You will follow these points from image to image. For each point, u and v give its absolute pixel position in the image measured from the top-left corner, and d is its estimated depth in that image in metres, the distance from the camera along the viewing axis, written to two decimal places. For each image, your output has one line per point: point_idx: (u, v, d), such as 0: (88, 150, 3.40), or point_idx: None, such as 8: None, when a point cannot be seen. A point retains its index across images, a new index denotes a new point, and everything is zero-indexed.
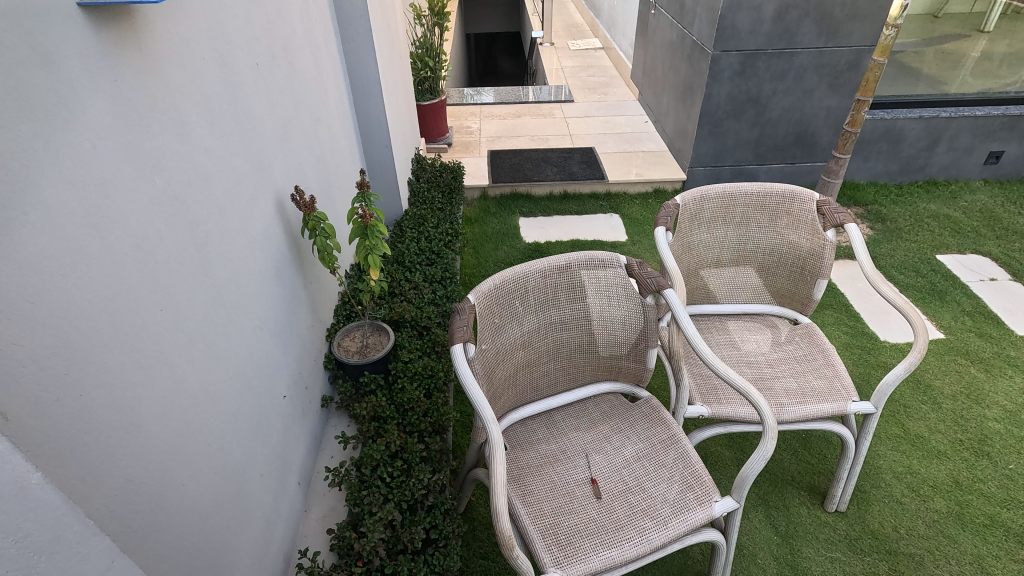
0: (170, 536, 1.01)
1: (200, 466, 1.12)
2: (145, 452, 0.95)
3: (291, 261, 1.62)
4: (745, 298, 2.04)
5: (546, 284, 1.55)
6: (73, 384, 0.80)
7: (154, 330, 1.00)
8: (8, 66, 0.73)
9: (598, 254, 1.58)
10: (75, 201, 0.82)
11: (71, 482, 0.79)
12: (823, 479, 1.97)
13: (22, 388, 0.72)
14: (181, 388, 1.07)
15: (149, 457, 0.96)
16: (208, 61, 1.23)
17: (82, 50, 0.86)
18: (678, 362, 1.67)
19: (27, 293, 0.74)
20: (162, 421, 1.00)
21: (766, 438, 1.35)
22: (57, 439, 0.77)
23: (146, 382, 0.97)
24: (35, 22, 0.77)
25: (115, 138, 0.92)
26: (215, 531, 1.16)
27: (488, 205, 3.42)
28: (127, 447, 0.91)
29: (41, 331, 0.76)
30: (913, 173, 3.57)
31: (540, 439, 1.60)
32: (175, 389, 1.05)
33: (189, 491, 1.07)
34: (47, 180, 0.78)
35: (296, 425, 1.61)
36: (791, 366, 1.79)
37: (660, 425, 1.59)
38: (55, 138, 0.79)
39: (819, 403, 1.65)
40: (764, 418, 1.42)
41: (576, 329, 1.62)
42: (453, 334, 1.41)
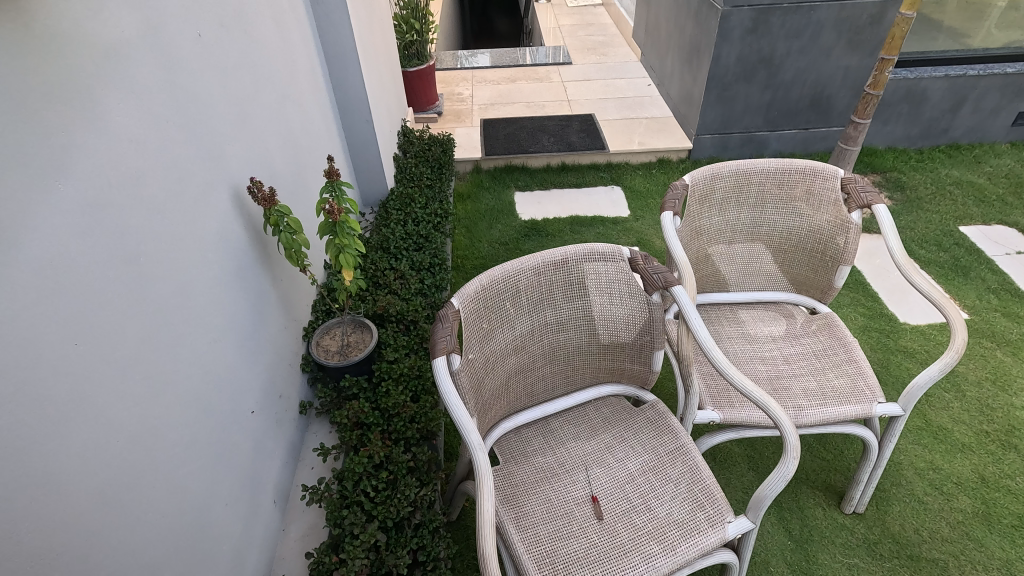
0: None
1: (145, 512, 0.98)
2: (65, 514, 0.81)
3: (256, 260, 1.44)
4: (759, 286, 1.88)
5: (539, 282, 1.38)
6: None
7: (69, 367, 0.84)
8: None
9: (598, 246, 1.41)
10: None
11: None
12: (839, 478, 1.85)
13: None
14: (112, 430, 0.92)
15: (73, 517, 0.82)
16: (131, 34, 1.03)
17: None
18: (687, 366, 1.47)
19: None
20: (88, 473, 0.86)
21: (787, 458, 1.20)
22: None
23: (63, 431, 0.82)
24: None
25: None
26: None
27: (482, 179, 3.21)
28: (39, 514, 0.77)
29: None
30: (934, 136, 3.34)
31: (536, 451, 1.46)
32: (105, 432, 0.90)
33: (131, 543, 0.94)
34: None
35: (269, 439, 1.47)
36: (810, 363, 1.64)
37: (667, 434, 1.46)
38: None
39: (842, 405, 1.51)
40: (783, 434, 1.26)
41: (574, 330, 1.47)
42: (434, 345, 1.25)
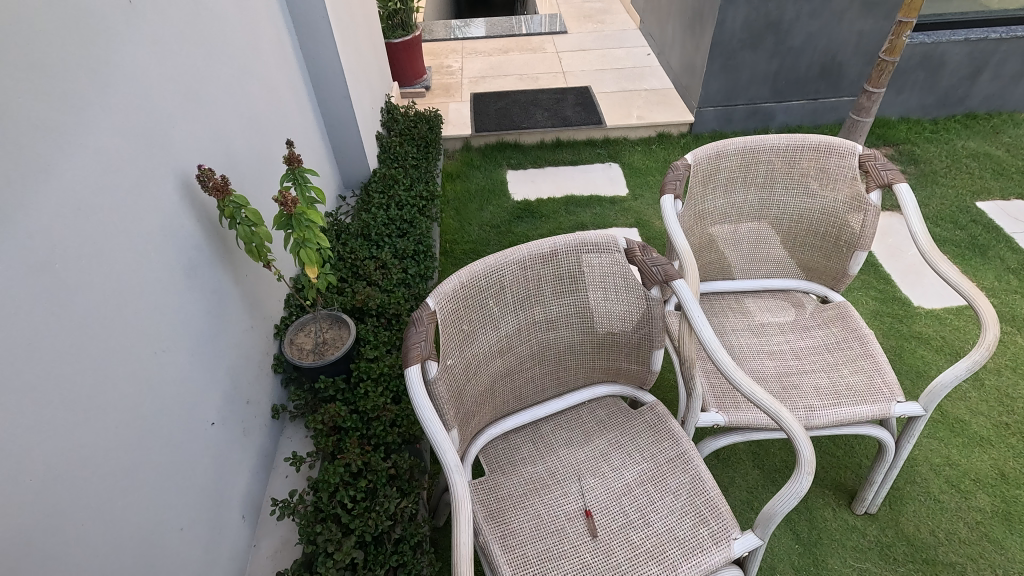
0: None
1: (74, 552, 0.86)
2: None
3: (212, 255, 1.31)
4: (766, 273, 1.74)
5: (525, 276, 1.25)
6: None
7: None
8: None
9: (591, 236, 1.27)
10: None
11: None
12: (850, 476, 1.74)
13: None
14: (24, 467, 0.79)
15: None
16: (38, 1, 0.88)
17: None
18: (691, 369, 1.33)
19: None
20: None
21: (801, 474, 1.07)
22: None
23: None
24: None
25: None
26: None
27: (472, 158, 3.05)
28: None
29: None
30: (950, 106, 3.16)
31: (525, 460, 1.35)
32: (15, 468, 0.78)
33: None
34: None
35: (234, 450, 1.35)
36: (822, 357, 1.52)
37: (666, 440, 1.34)
38: None
39: (857, 405, 1.39)
40: (797, 445, 1.11)
41: (565, 328, 1.34)
42: (407, 352, 1.12)
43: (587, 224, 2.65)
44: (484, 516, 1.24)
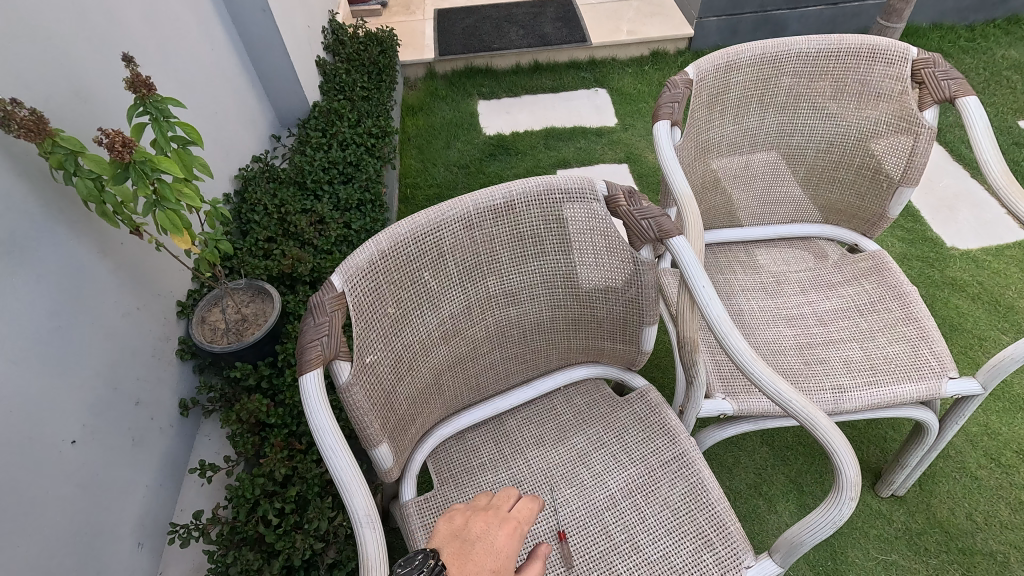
0: None
1: None
2: None
3: (50, 222, 0.97)
4: (783, 217, 1.42)
5: (472, 239, 0.94)
6: None
7: None
8: None
9: (559, 180, 0.95)
10: None
11: None
12: (874, 452, 1.50)
13: None
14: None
15: None
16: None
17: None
18: (691, 353, 1.00)
19: None
20: None
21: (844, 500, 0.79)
22: None
23: None
24: None
25: None
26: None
27: (437, 86, 2.63)
28: None
29: None
30: (990, 8, 2.73)
31: (484, 466, 1.08)
32: None
33: None
34: None
35: (117, 467, 1.07)
36: (852, 323, 1.23)
37: (661, 437, 1.07)
38: None
39: (898, 384, 1.11)
40: (835, 456, 0.80)
41: (530, 301, 1.03)
42: (303, 353, 0.80)
43: (570, 161, 2.29)
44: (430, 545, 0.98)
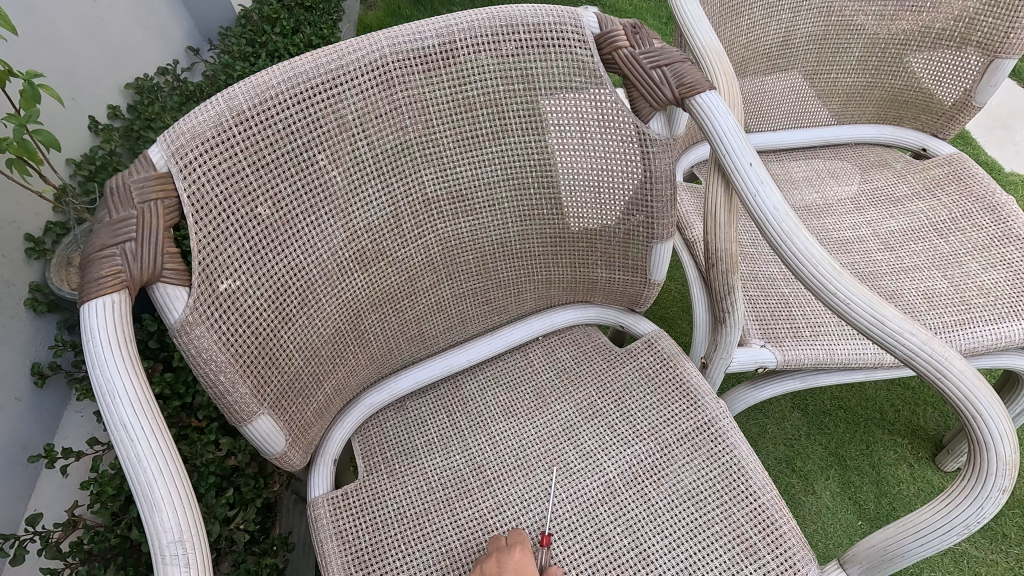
0: None
1: None
2: None
3: None
4: (826, 116, 1.10)
5: (392, 103, 0.61)
6: None
7: None
8: None
9: (525, 11, 0.61)
10: None
11: None
12: (931, 417, 1.22)
13: None
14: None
15: None
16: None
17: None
18: (725, 277, 0.69)
19: None
20: None
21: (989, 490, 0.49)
22: None
23: None
24: None
25: None
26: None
27: (400, 4, 2.26)
28: None
29: None
30: None
31: (431, 447, 0.77)
32: None
33: None
34: None
35: None
36: (928, 245, 0.92)
37: (677, 399, 0.77)
38: None
39: (1001, 322, 0.81)
40: (977, 421, 0.49)
41: (491, 210, 0.71)
42: (88, 269, 0.47)
43: None
44: (347, 563, 0.67)
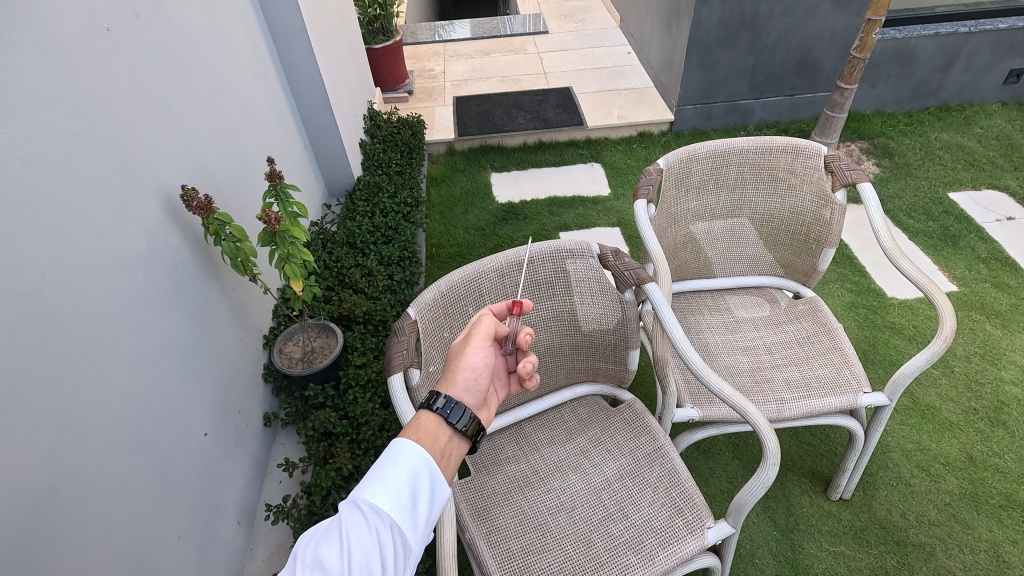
0: None
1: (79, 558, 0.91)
2: None
3: (192, 267, 1.32)
4: (741, 271, 1.79)
5: (504, 284, 1.30)
6: None
7: None
8: None
9: (566, 243, 1.32)
10: None
11: None
12: (825, 463, 1.81)
13: None
14: (8, 485, 0.81)
15: None
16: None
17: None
18: (663, 367, 1.41)
19: None
20: None
21: (766, 464, 1.15)
22: None
23: None
24: None
25: None
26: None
27: (456, 161, 3.08)
28: None
29: None
30: (924, 98, 3.22)
31: (510, 459, 1.40)
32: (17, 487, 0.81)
33: None
34: None
35: (227, 460, 1.38)
36: (793, 352, 1.58)
37: (644, 435, 1.40)
38: None
39: (826, 397, 1.45)
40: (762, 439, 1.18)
41: (546, 332, 1.39)
42: (390, 363, 1.17)
43: (571, 224, 2.68)
44: (470, 513, 1.29)
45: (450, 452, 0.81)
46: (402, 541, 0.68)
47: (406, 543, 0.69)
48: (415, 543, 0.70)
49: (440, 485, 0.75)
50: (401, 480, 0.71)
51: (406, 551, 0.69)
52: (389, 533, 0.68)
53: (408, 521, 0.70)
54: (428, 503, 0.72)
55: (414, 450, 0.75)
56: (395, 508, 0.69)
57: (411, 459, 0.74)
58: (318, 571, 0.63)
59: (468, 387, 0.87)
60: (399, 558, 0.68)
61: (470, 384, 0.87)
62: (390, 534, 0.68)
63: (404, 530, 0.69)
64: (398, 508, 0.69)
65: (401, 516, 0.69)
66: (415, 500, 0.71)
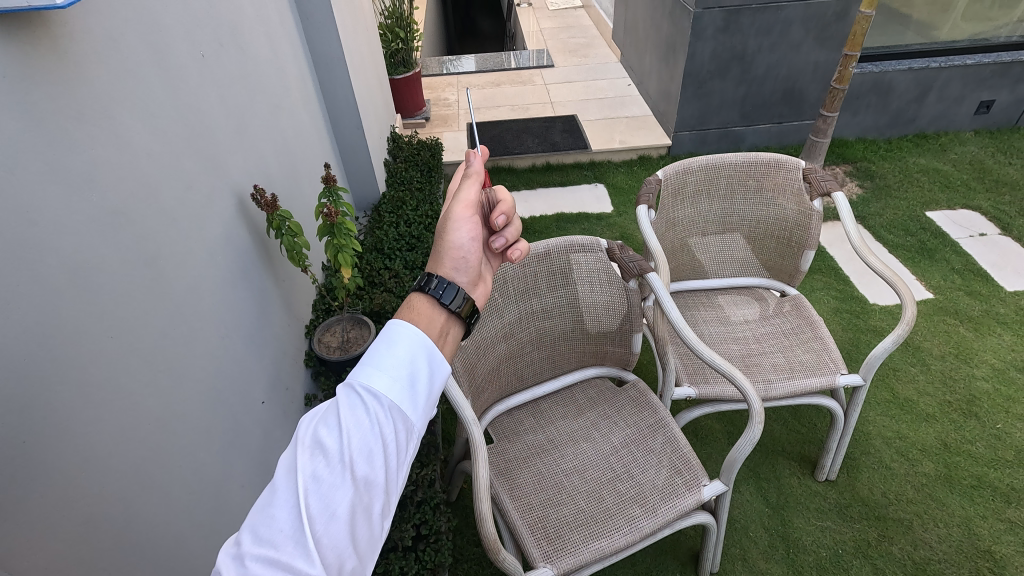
0: (156, 561, 0.94)
1: (189, 489, 1.06)
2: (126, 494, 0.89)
3: (256, 258, 1.51)
4: (733, 272, 2.00)
5: (525, 273, 1.48)
6: (35, 438, 0.74)
7: (119, 361, 0.92)
8: None
9: (577, 239, 1.52)
10: (24, 252, 0.77)
11: (61, 541, 0.76)
12: (812, 449, 1.99)
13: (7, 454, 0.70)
14: (156, 416, 0.99)
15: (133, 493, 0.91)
16: (131, 37, 1.06)
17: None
18: (663, 345, 1.62)
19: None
20: (145, 455, 0.94)
21: (752, 424, 1.36)
22: (35, 488, 0.73)
23: (120, 419, 0.90)
24: None
25: (50, 169, 0.83)
26: (202, 569, 1.09)
27: None
28: (102, 484, 0.84)
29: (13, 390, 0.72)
30: (902, 126, 3.49)
31: (528, 430, 1.58)
32: (150, 420, 0.97)
33: (182, 505, 1.03)
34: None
35: (279, 429, 1.56)
36: (780, 341, 1.77)
37: (646, 410, 1.59)
38: None
39: (808, 378, 1.63)
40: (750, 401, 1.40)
41: (559, 317, 1.57)
42: None
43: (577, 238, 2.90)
44: (495, 474, 1.47)
45: (449, 332, 0.78)
46: (404, 421, 0.65)
47: (408, 423, 0.66)
48: (418, 423, 0.67)
49: (441, 366, 0.72)
50: (399, 360, 0.68)
51: (408, 430, 0.66)
52: (390, 413, 0.64)
53: (409, 402, 0.66)
54: (428, 384, 0.69)
55: (411, 333, 0.71)
56: (394, 389, 0.65)
57: (408, 342, 0.70)
58: (317, 453, 0.59)
59: (457, 267, 0.85)
60: (402, 439, 0.65)
61: (458, 264, 0.86)
62: (390, 414, 0.64)
63: (404, 411, 0.66)
64: (397, 390, 0.66)
65: (401, 397, 0.66)
66: (414, 382, 0.68)
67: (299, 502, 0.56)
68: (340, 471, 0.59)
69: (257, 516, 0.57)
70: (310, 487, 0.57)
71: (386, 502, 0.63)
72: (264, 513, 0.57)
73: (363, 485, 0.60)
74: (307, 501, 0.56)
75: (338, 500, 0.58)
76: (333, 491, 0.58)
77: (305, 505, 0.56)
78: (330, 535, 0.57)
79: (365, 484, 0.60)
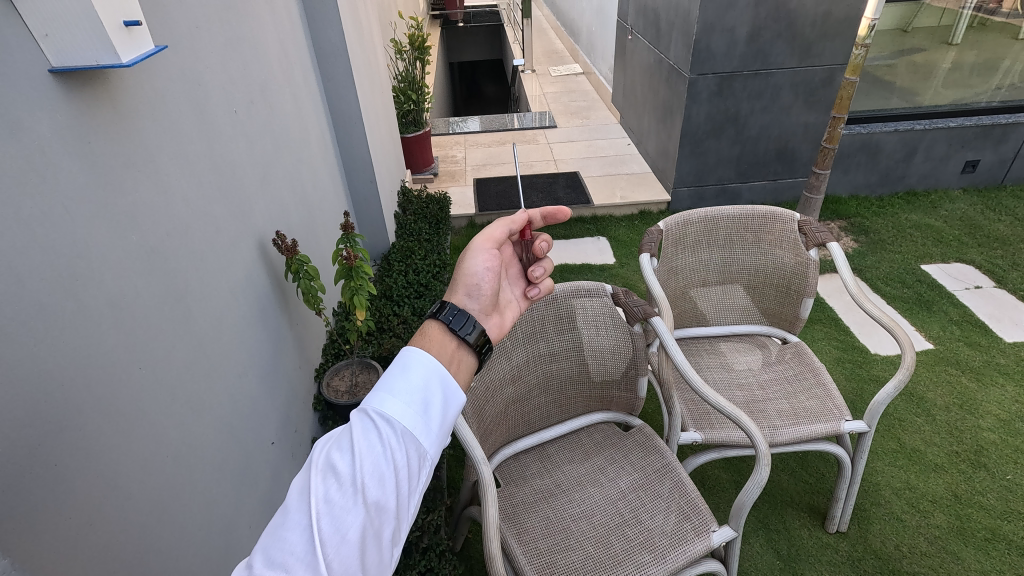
0: None
1: (201, 524, 1.07)
2: (144, 523, 0.90)
3: (273, 300, 1.56)
4: (734, 320, 2.04)
5: (532, 317, 1.53)
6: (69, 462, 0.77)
7: (144, 391, 0.95)
8: (24, 174, 0.75)
9: (583, 284, 1.58)
10: (70, 283, 0.81)
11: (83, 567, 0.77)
12: (821, 499, 1.97)
13: (41, 474, 0.72)
14: (174, 447, 1.01)
15: (149, 524, 0.91)
16: (175, 92, 1.15)
17: (44, 101, 0.80)
18: (669, 389, 1.64)
19: (38, 378, 0.74)
20: (161, 487, 0.96)
21: (760, 466, 1.37)
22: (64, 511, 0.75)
23: (143, 448, 0.92)
24: (25, 115, 0.76)
25: (98, 208, 0.89)
26: None
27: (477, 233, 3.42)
28: (122, 512, 0.86)
29: (49, 413, 0.75)
30: (892, 184, 3.62)
31: (535, 474, 1.58)
32: (169, 452, 0.99)
33: (194, 539, 1.03)
34: (47, 259, 0.78)
35: (286, 472, 1.55)
36: (783, 388, 1.79)
37: (652, 455, 1.59)
38: (44, 220, 0.78)
39: (813, 424, 1.64)
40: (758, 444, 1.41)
41: (565, 361, 1.60)
42: None
43: None
44: (501, 518, 1.46)
45: (460, 358, 0.81)
46: (417, 447, 0.67)
47: (420, 449, 0.68)
48: (431, 450, 0.69)
49: (455, 394, 0.75)
50: (412, 387, 0.71)
51: (421, 456, 0.68)
52: (402, 439, 0.66)
53: (421, 429, 0.69)
54: (441, 411, 0.72)
55: (425, 361, 0.74)
56: (407, 415, 0.68)
57: (423, 369, 0.74)
58: (330, 475, 0.62)
59: (470, 294, 0.91)
60: (414, 464, 0.67)
61: (473, 291, 0.92)
62: (402, 440, 0.66)
63: (416, 436, 0.68)
64: (409, 416, 0.68)
65: (413, 423, 0.68)
66: (428, 409, 0.71)
67: (311, 523, 0.58)
68: (352, 494, 0.61)
69: (269, 538, 0.59)
70: (322, 508, 0.60)
71: (397, 529, 0.65)
72: (277, 534, 0.59)
73: (375, 508, 0.62)
74: (320, 522, 0.59)
75: (349, 523, 0.60)
76: (344, 513, 0.60)
77: (317, 527, 0.58)
78: (341, 556, 0.59)
79: (376, 509, 0.62)
